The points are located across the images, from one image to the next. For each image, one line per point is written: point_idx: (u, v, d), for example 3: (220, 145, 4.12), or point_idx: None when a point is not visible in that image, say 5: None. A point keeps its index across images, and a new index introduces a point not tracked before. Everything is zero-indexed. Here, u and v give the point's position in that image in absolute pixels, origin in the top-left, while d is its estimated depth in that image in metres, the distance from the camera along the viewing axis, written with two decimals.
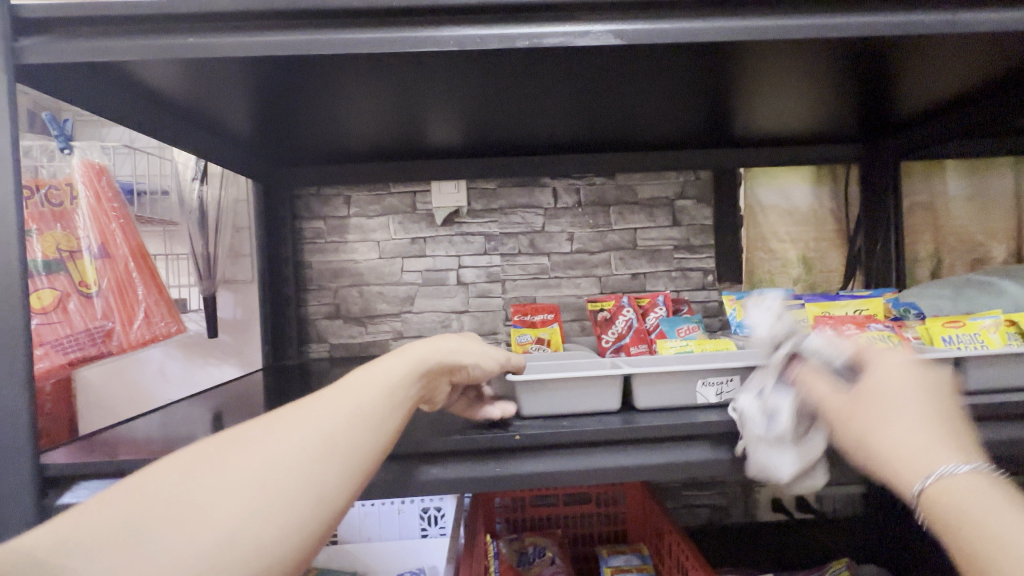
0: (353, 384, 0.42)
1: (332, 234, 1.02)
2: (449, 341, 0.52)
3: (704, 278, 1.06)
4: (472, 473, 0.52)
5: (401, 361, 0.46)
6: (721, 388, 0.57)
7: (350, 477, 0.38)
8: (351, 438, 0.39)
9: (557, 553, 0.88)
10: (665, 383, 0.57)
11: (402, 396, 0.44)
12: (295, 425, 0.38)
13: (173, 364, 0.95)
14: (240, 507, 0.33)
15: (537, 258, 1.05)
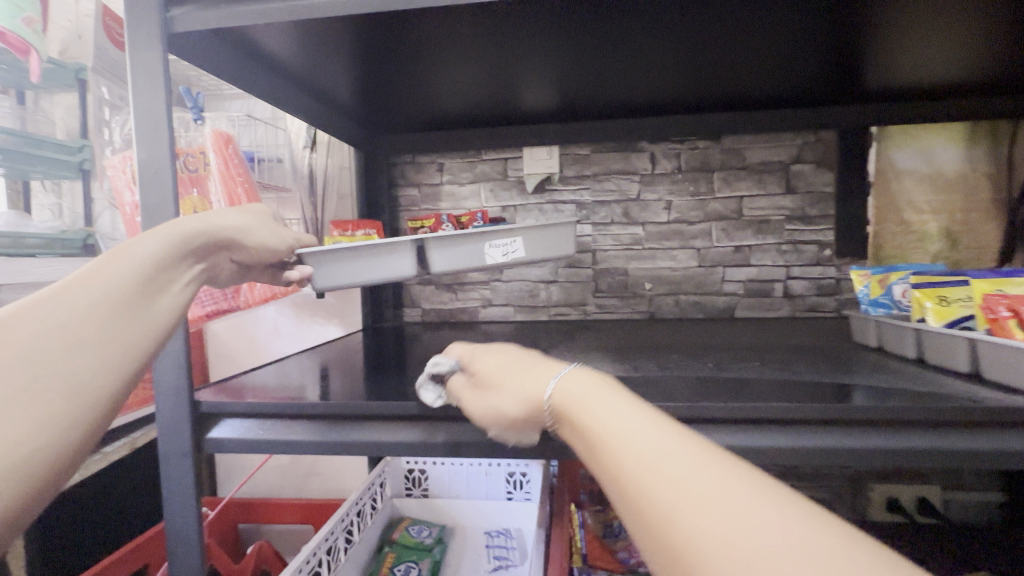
0: (133, 249, 0.38)
1: (426, 201, 1.04)
2: (228, 214, 0.49)
3: (820, 252, 0.95)
4: (582, 441, 0.48)
5: (173, 230, 0.42)
6: (502, 251, 0.63)
7: (146, 342, 0.36)
8: (138, 301, 0.37)
9: None
10: (455, 248, 0.62)
11: (177, 265, 0.42)
12: (101, 287, 0.35)
13: (285, 321, 1.03)
14: (46, 366, 0.30)
15: (631, 227, 1.00)
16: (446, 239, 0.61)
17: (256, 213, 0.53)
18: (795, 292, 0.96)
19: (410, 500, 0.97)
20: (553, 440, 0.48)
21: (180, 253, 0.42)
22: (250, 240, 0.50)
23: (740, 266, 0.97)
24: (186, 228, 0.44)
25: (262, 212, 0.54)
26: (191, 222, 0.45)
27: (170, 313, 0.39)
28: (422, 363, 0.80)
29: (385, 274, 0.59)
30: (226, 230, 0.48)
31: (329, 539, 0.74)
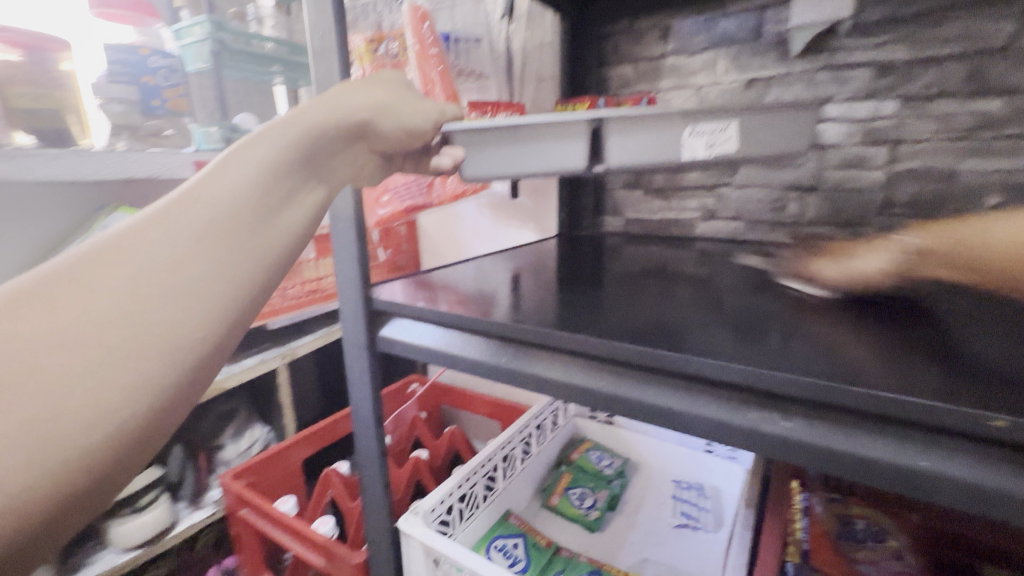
0: (247, 150, 0.28)
1: (640, 82, 0.83)
2: (361, 92, 0.36)
3: None
4: (847, 445, 0.30)
5: (297, 119, 0.31)
6: (709, 139, 0.43)
7: (265, 273, 0.27)
8: (265, 211, 0.27)
9: (909, 548, 0.60)
10: (643, 130, 0.44)
11: (307, 168, 0.31)
12: (206, 207, 0.25)
13: (484, 222, 1.01)
14: (139, 317, 0.22)
15: (979, 102, 0.61)
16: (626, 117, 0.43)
17: (389, 86, 0.39)
18: None
19: (592, 423, 0.91)
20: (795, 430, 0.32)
21: (305, 151, 0.31)
22: (384, 127, 0.38)
23: None
24: (314, 116, 0.32)
25: (393, 80, 0.40)
26: (320, 106, 0.33)
27: (297, 234, 0.29)
28: (618, 283, 0.67)
29: (547, 160, 0.45)
30: (357, 115, 0.35)
31: (507, 447, 0.73)
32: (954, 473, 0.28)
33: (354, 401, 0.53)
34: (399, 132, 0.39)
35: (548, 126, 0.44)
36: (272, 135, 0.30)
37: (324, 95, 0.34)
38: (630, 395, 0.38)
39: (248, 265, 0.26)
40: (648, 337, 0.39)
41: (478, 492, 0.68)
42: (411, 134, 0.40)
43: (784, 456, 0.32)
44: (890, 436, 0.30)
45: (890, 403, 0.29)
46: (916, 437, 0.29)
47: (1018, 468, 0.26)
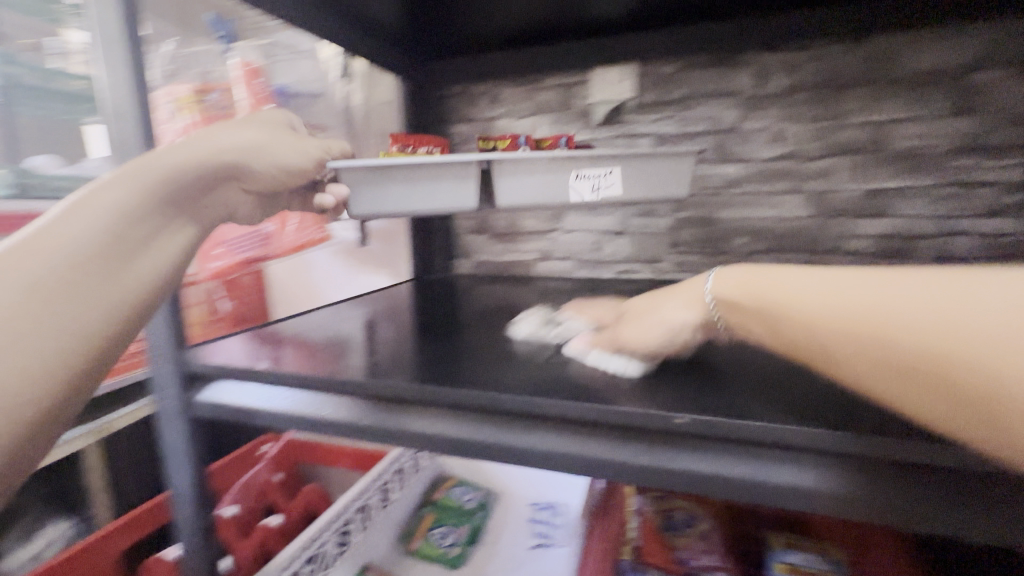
0: (100, 195, 0.35)
1: (478, 139, 0.93)
2: (226, 139, 0.45)
3: (1004, 197, 0.68)
4: (600, 453, 0.37)
5: (165, 165, 0.40)
6: (593, 182, 0.55)
7: (133, 296, 0.35)
8: (116, 253, 0.35)
9: (711, 528, 0.74)
10: (529, 176, 0.56)
11: (170, 206, 0.40)
12: (57, 245, 0.32)
13: (337, 269, 1.00)
14: (28, 322, 0.29)
15: (723, 167, 0.80)
16: (521, 164, 0.55)
17: (256, 131, 0.48)
18: (956, 251, 0.71)
19: (455, 460, 0.93)
20: (565, 445, 0.38)
21: (171, 192, 0.40)
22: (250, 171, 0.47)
23: (873, 215, 0.74)
24: (183, 162, 0.41)
25: (260, 126, 0.49)
26: (185, 155, 0.42)
27: (164, 259, 0.38)
28: (462, 323, 0.72)
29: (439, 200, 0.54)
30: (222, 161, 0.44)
31: (362, 497, 0.72)
32: (883, 499, 0.30)
33: (168, 473, 0.49)
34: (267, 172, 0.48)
35: (441, 167, 0.53)
36: (124, 181, 0.37)
37: (189, 142, 0.43)
38: (441, 431, 0.41)
39: (107, 298, 0.33)
40: (462, 376, 0.44)
41: (330, 550, 0.65)
42: (290, 172, 0.50)
43: (565, 470, 0.37)
44: (843, 472, 0.31)
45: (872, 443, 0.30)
46: (862, 468, 0.31)
47: (707, 453, 0.34)
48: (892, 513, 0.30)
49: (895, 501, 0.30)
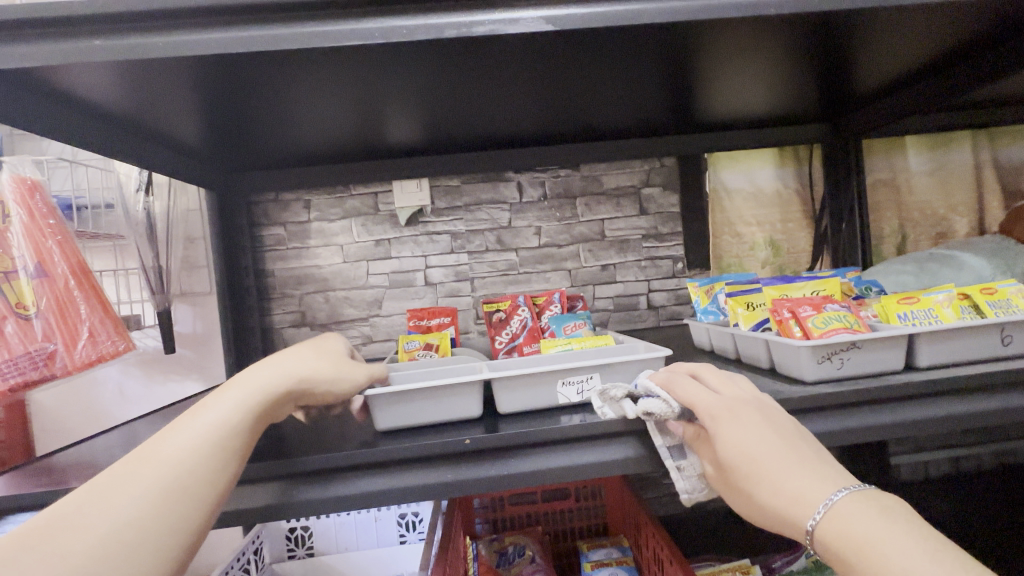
0: (203, 417, 0.42)
1: (294, 240, 1.01)
2: (291, 367, 0.47)
3: (674, 265, 1.05)
4: (422, 481, 0.48)
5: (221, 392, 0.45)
6: (578, 386, 0.53)
7: (213, 503, 0.40)
8: (210, 469, 0.40)
9: (537, 551, 0.87)
10: (525, 386, 0.52)
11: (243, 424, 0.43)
12: (166, 468, 0.39)
13: (132, 382, 0.91)
14: (114, 561, 0.34)
15: (505, 254, 1.03)
16: (514, 378, 0.52)
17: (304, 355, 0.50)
18: (656, 303, 1.05)
19: (293, 561, 0.89)
20: (397, 483, 0.49)
21: (248, 415, 0.44)
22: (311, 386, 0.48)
23: (607, 283, 1.04)
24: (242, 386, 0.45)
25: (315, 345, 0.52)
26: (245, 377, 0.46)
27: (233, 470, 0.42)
28: None
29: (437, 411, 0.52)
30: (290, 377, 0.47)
31: None
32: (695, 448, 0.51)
33: None
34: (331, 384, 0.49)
35: (440, 389, 0.51)
36: (217, 400, 0.44)
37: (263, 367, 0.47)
38: (290, 499, 0.48)
39: (202, 507, 0.39)
40: (302, 450, 0.51)
41: None
42: (337, 389, 0.49)
43: (401, 500, 0.48)
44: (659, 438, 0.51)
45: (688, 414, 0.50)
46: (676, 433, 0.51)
47: (490, 459, 0.49)
48: (613, 468, 0.49)
49: (616, 458, 0.50)
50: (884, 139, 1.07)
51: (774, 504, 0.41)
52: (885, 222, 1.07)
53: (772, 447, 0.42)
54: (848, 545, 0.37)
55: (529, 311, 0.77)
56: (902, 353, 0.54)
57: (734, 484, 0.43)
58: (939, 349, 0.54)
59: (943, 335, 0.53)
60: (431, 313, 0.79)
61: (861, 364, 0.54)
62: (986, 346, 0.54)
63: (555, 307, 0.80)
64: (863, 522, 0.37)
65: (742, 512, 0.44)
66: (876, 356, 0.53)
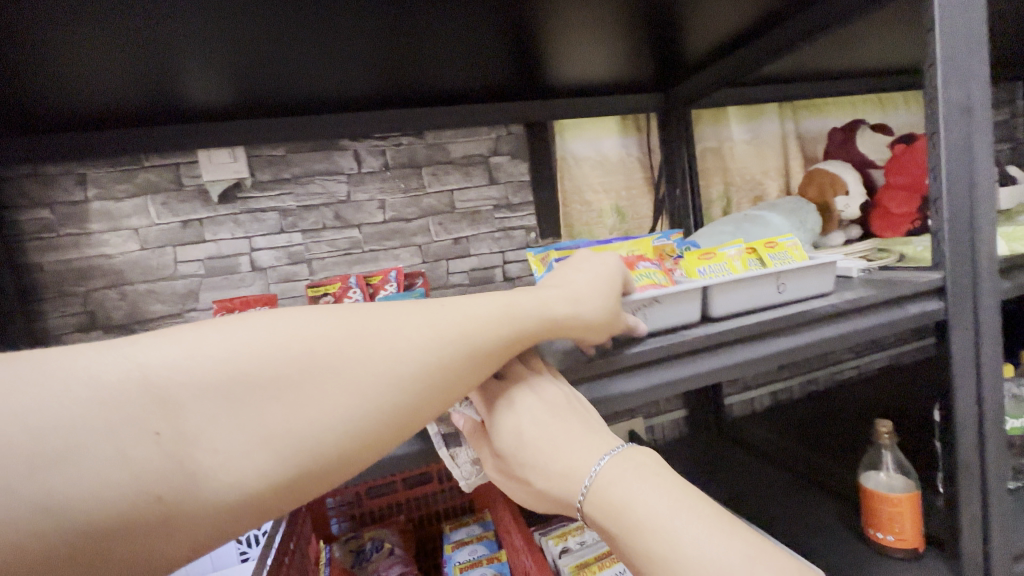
0: (341, 389, 0.35)
1: (67, 224, 0.81)
2: (481, 344, 0.41)
3: (527, 236, 1.05)
4: None
5: (379, 347, 0.37)
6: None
7: (272, 492, 0.33)
8: (287, 452, 0.33)
9: (397, 542, 0.82)
10: None
11: (307, 409, 0.34)
12: (264, 418, 0.33)
13: None
14: (157, 489, 0.30)
15: (346, 231, 0.94)
16: None
17: (611, 310, 0.49)
18: (512, 275, 1.04)
19: None
20: None
21: (356, 410, 0.35)
22: (428, 382, 0.38)
23: (460, 257, 1.00)
24: (388, 353, 0.37)
25: (608, 270, 0.52)
26: (520, 321, 0.43)
27: (308, 466, 0.34)
28: None
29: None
30: (429, 356, 0.38)
31: None
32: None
33: None
34: (457, 389, 0.40)
35: None
36: (385, 376, 0.37)
37: (527, 310, 0.44)
38: None
39: (260, 489, 0.33)
40: None
41: None
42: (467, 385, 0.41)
43: None
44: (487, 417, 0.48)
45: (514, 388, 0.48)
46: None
47: None
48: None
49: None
50: (710, 109, 1.16)
51: (551, 485, 0.43)
52: (713, 187, 1.17)
53: (541, 425, 0.44)
54: (614, 515, 0.40)
55: (361, 293, 0.71)
56: (699, 304, 0.58)
57: (513, 469, 0.46)
58: (729, 300, 0.58)
59: (731, 286, 0.58)
60: (244, 303, 0.69)
61: (662, 317, 0.57)
62: (767, 296, 0.60)
63: (390, 287, 0.74)
64: (621, 487, 0.40)
65: (526, 495, 0.46)
66: (675, 306, 0.56)
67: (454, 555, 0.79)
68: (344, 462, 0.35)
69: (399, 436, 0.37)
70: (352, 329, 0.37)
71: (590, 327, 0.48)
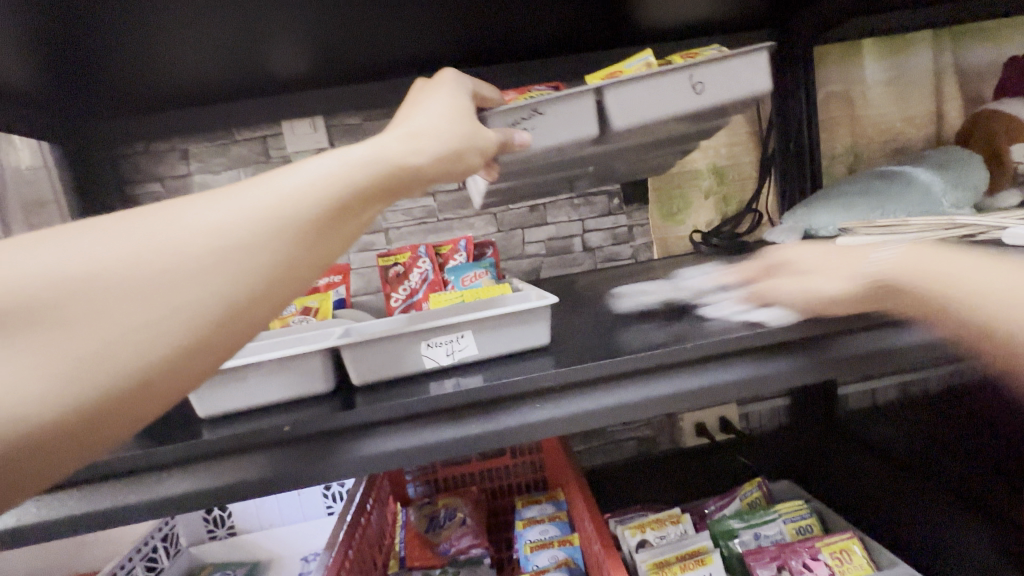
0: (149, 290, 0.28)
1: (174, 197, 0.87)
2: (303, 210, 0.32)
3: (610, 202, 0.96)
4: (232, 479, 0.38)
5: (161, 243, 0.29)
6: (447, 347, 0.44)
7: (91, 418, 0.27)
8: (99, 368, 0.27)
9: (469, 512, 0.82)
10: (382, 349, 0.43)
11: (101, 321, 0.27)
12: (57, 338, 0.26)
13: None
14: None
15: (421, 200, 0.92)
16: (369, 342, 0.42)
17: (462, 140, 0.40)
18: (592, 245, 0.97)
19: (212, 544, 0.84)
20: (203, 482, 0.39)
21: (175, 307, 0.28)
22: (242, 269, 0.30)
23: (537, 226, 0.95)
24: (171, 247, 0.29)
25: (458, 106, 0.42)
26: (338, 174, 0.34)
27: (132, 382, 0.28)
28: None
29: (274, 388, 0.42)
30: (232, 237, 0.30)
31: None
32: (598, 407, 0.43)
33: None
34: (292, 273, 0.32)
35: (272, 361, 0.41)
36: (203, 265, 0.29)
37: (346, 162, 0.35)
38: (73, 511, 0.38)
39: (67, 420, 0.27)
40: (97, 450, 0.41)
41: None
42: (316, 261, 0.33)
43: (209, 503, 0.38)
44: (555, 401, 0.43)
45: (587, 370, 0.43)
46: (574, 393, 0.43)
47: (322, 446, 0.40)
48: (490, 442, 0.41)
49: (493, 429, 0.41)
50: (839, 45, 0.96)
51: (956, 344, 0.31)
52: (838, 140, 0.98)
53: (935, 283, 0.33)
54: None
55: (430, 263, 0.69)
56: (596, 115, 0.53)
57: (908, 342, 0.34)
58: (632, 105, 0.52)
59: (630, 84, 0.51)
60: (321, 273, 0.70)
61: (555, 132, 0.52)
62: (684, 97, 0.52)
63: (460, 257, 0.71)
64: None
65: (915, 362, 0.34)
66: (571, 115, 0.52)
67: (525, 533, 0.77)
68: (158, 381, 0.29)
69: (225, 342, 0.30)
70: (123, 229, 0.29)
71: (439, 163, 0.39)
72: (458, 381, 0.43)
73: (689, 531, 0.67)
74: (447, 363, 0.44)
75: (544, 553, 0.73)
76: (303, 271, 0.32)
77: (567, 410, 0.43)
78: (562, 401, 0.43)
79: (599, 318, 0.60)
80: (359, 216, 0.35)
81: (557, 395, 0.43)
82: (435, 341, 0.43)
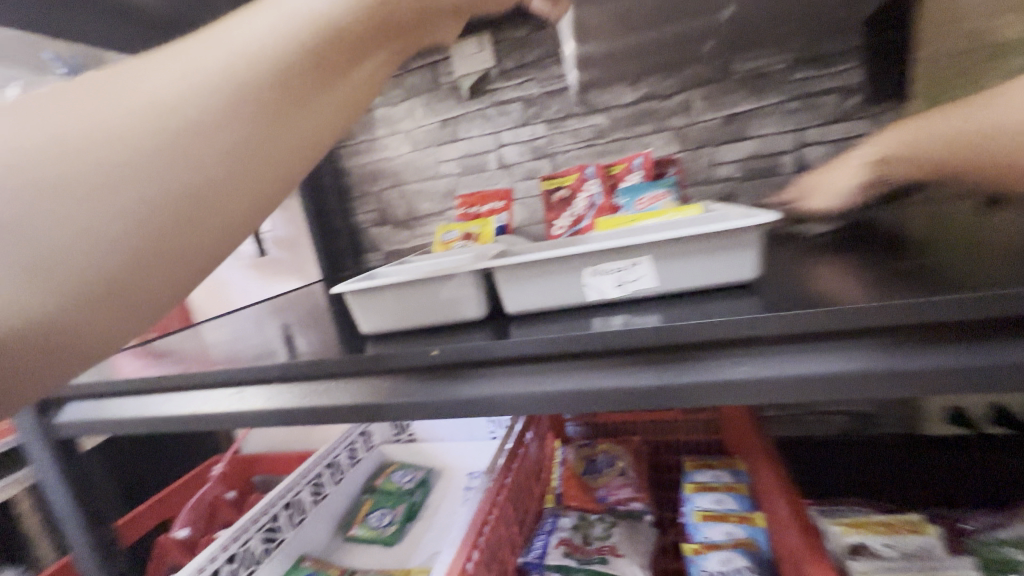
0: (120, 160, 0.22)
1: (362, 132, 0.94)
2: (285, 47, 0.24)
3: (844, 102, 0.71)
4: (388, 398, 0.38)
5: (96, 120, 0.22)
6: (617, 276, 0.35)
7: (94, 311, 0.23)
8: (83, 258, 0.22)
9: (630, 463, 0.76)
10: (538, 275, 0.36)
11: (70, 206, 0.21)
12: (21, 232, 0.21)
13: (251, 284, 1.00)
14: None
15: (591, 118, 0.82)
16: (523, 267, 0.36)
17: None
18: (810, 163, 0.74)
19: (397, 445, 0.95)
20: (363, 398, 0.39)
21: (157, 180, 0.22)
22: (216, 152, 0.23)
23: (733, 141, 0.76)
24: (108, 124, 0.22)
25: None
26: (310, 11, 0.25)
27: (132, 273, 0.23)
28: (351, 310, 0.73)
29: (428, 311, 0.39)
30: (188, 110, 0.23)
31: (290, 493, 0.74)
32: (841, 371, 0.30)
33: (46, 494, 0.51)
34: (296, 137, 0.25)
35: (425, 282, 0.38)
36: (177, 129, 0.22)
37: None
38: (268, 406, 0.42)
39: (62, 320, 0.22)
40: (288, 354, 0.44)
41: (254, 548, 0.67)
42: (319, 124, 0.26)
43: (369, 419, 0.39)
44: (769, 356, 0.31)
45: (825, 318, 0.30)
46: (797, 348, 0.31)
47: (476, 378, 0.36)
48: (667, 398, 0.32)
49: (675, 381, 0.32)
50: None
51: None
52: None
53: None
54: None
55: (598, 185, 0.60)
56: None
57: None
58: None
59: None
60: (484, 198, 0.66)
61: None
62: None
63: (635, 176, 0.60)
64: None
65: None
66: None
67: (694, 499, 0.68)
68: (151, 279, 0.23)
69: (219, 246, 0.25)
70: (37, 104, 0.22)
71: None
72: (629, 318, 0.34)
73: (937, 548, 0.50)
74: (617, 295, 0.35)
75: (717, 527, 0.63)
76: (297, 156, 0.26)
77: (790, 371, 0.31)
78: (782, 360, 0.31)
79: (828, 253, 0.44)
80: (362, 66, 0.27)
81: (774, 351, 0.31)
82: (601, 269, 0.35)
